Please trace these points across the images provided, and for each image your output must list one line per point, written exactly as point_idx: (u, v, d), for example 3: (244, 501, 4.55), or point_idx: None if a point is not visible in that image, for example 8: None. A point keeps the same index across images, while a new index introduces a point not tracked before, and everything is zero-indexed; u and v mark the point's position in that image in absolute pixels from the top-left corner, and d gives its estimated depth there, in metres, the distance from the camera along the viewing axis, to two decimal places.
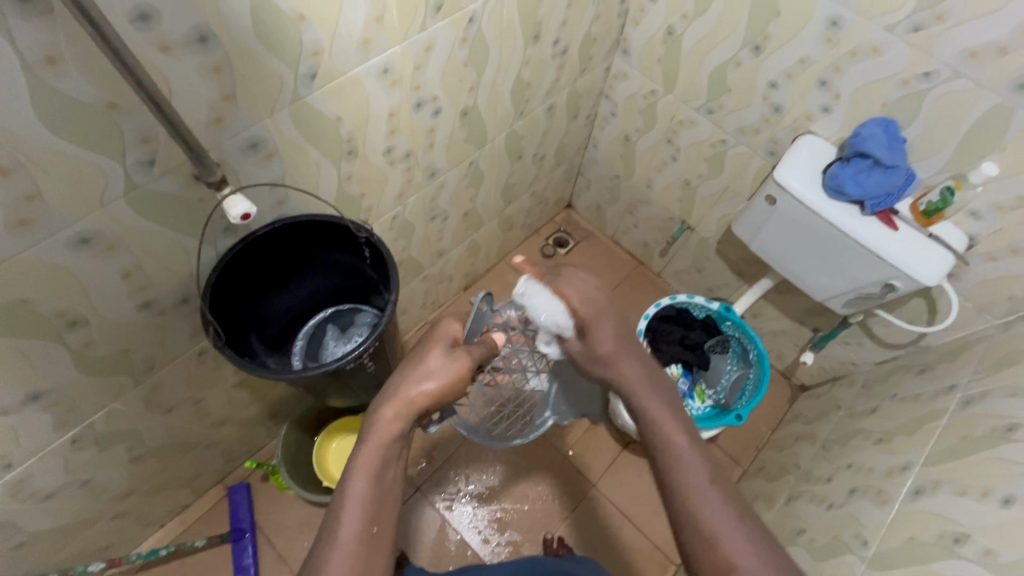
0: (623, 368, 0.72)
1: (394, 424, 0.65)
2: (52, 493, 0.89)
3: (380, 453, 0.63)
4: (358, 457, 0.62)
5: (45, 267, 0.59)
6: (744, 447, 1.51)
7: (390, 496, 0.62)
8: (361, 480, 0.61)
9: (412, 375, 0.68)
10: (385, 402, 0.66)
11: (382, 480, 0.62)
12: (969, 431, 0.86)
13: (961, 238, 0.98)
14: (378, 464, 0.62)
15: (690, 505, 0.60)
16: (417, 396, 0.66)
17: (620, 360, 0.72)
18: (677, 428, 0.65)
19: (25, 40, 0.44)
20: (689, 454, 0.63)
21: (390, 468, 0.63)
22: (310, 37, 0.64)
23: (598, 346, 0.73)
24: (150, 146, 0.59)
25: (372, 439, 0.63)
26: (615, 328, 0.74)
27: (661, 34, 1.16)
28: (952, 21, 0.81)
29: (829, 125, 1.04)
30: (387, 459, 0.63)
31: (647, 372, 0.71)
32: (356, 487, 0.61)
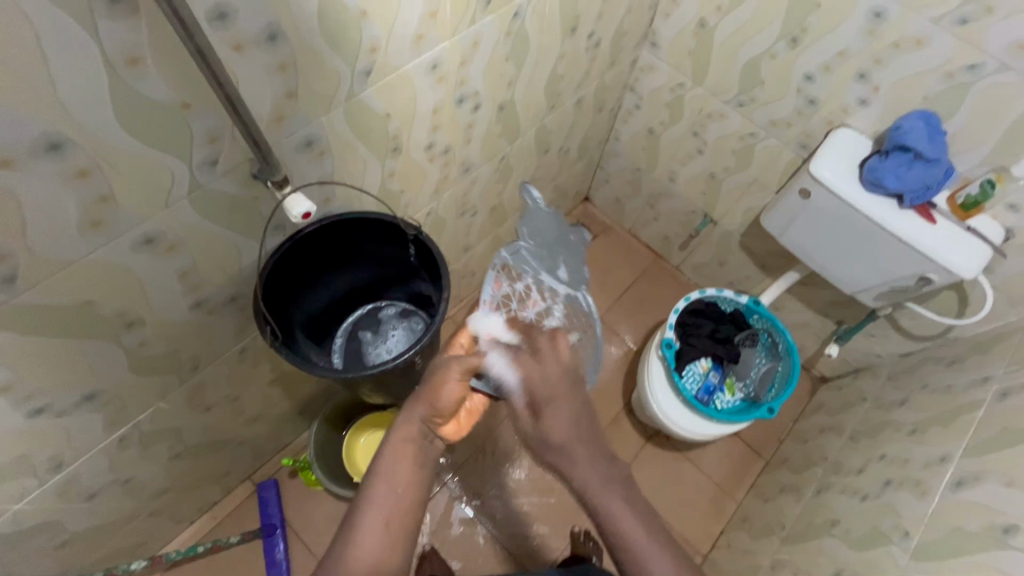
0: (554, 435, 0.73)
1: (408, 426, 0.70)
2: (96, 492, 0.89)
3: (397, 451, 0.68)
4: (380, 463, 0.68)
5: (110, 268, 0.59)
6: (766, 439, 1.53)
7: (411, 494, 0.66)
8: (383, 482, 0.66)
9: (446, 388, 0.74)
10: (409, 406, 0.72)
11: (402, 478, 0.66)
12: (1009, 422, 0.87)
13: (998, 231, 0.99)
14: (395, 465, 0.67)
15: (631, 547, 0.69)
16: (432, 400, 0.72)
17: (582, 469, 0.72)
18: (627, 516, 0.70)
19: (111, 40, 0.43)
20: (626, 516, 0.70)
21: (408, 466, 0.67)
22: (370, 34, 0.63)
23: (551, 434, 0.73)
24: (216, 145, 0.58)
25: (393, 439, 0.70)
26: (567, 419, 0.73)
27: (692, 27, 1.15)
28: (1002, 13, 0.82)
29: (866, 117, 1.03)
30: (404, 463, 0.67)
31: (578, 431, 0.73)
32: (379, 485, 0.65)
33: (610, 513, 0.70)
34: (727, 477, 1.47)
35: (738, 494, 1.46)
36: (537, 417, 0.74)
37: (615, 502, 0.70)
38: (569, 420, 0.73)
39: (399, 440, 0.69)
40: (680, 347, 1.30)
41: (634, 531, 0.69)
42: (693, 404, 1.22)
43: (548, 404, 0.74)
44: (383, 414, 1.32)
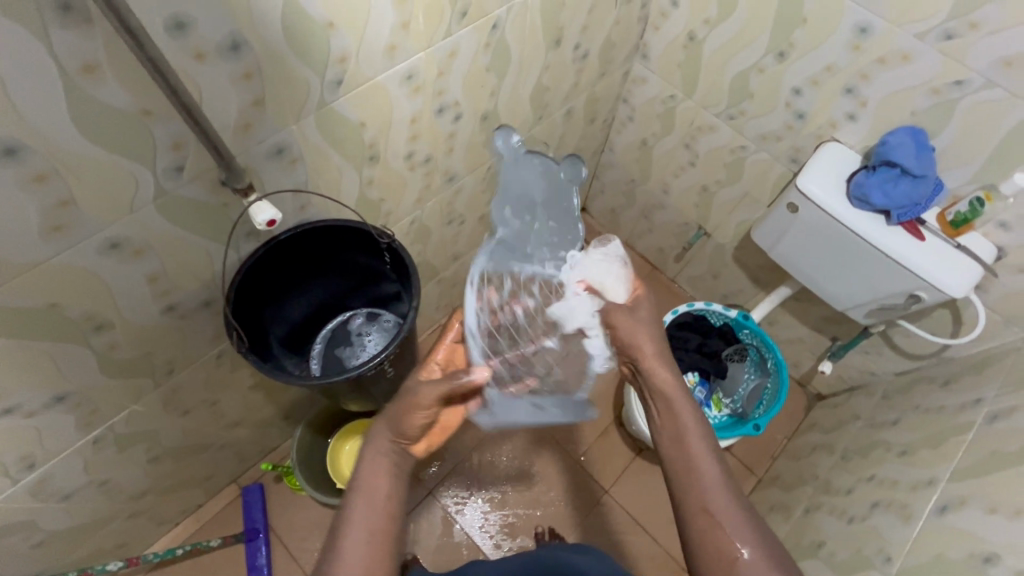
0: (645, 318, 0.70)
1: (383, 444, 0.65)
2: (72, 493, 0.89)
3: (371, 475, 0.62)
4: (355, 485, 0.62)
5: (75, 271, 0.60)
6: (759, 456, 1.50)
7: (390, 519, 0.60)
8: (362, 507, 0.60)
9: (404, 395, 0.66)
10: (376, 425, 0.66)
11: (379, 502, 0.61)
12: (997, 446, 0.84)
13: (990, 249, 0.96)
14: (371, 489, 0.61)
15: (700, 488, 0.62)
16: (402, 420, 0.65)
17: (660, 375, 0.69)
18: (699, 436, 0.65)
19: (63, 48, 0.45)
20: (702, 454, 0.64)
21: (385, 489, 0.62)
22: (339, 43, 0.64)
23: (636, 327, 0.69)
24: (180, 152, 0.59)
25: (367, 461, 0.63)
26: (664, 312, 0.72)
27: (681, 39, 1.15)
28: (986, 29, 0.80)
29: (854, 132, 1.02)
30: (381, 485, 0.62)
31: (660, 334, 0.70)
32: (353, 511, 0.60)
33: (683, 424, 0.66)
34: None
35: None
36: (632, 309, 0.70)
37: (687, 410, 0.67)
38: (655, 325, 0.70)
39: (372, 459, 0.64)
40: None
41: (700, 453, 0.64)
42: None
43: (632, 310, 0.70)
44: (367, 421, 1.31)
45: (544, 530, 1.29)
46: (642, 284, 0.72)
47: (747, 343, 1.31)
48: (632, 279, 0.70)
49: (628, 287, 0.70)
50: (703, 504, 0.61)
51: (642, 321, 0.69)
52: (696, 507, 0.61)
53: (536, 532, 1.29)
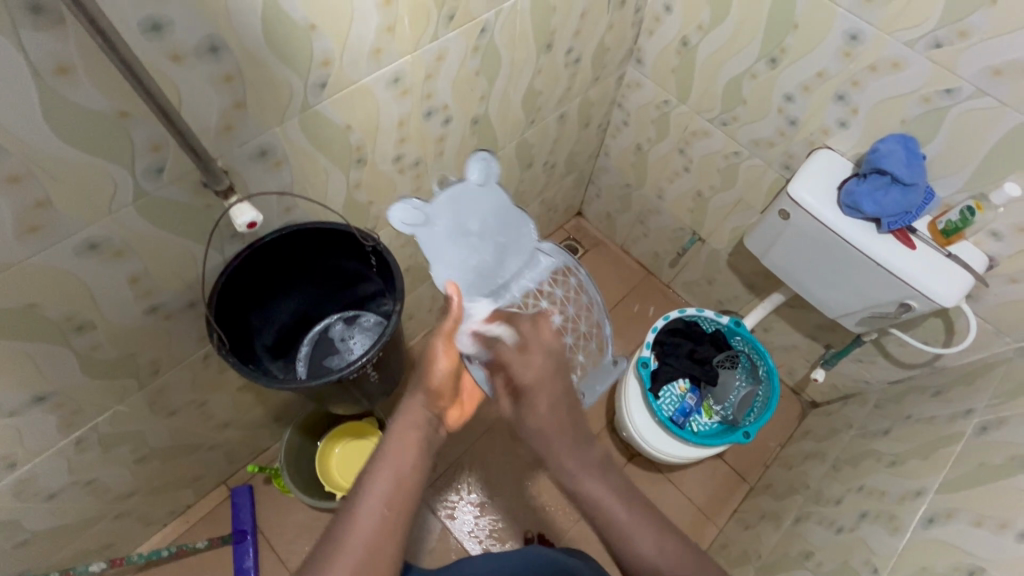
0: (537, 417, 0.66)
1: (414, 412, 0.67)
2: (56, 493, 0.89)
3: (400, 442, 0.65)
4: (384, 447, 0.65)
5: (54, 271, 0.60)
6: (752, 463, 1.49)
7: (410, 488, 0.63)
8: (384, 471, 0.63)
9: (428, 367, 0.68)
10: (409, 395, 0.69)
11: (403, 467, 0.63)
12: (985, 457, 0.83)
13: (981, 259, 0.96)
14: (398, 454, 0.64)
15: (628, 546, 0.63)
16: (433, 386, 0.68)
17: (572, 469, 0.67)
18: (617, 503, 0.65)
19: (36, 50, 0.45)
20: (633, 522, 0.64)
21: (410, 457, 0.64)
22: (321, 46, 0.64)
23: (525, 372, 0.66)
24: (159, 153, 0.59)
25: (397, 427, 0.66)
26: (546, 404, 0.66)
27: (675, 45, 1.15)
28: (975, 37, 0.80)
29: (846, 139, 1.02)
30: (408, 453, 0.64)
31: (561, 413, 0.67)
32: (378, 472, 0.63)
33: (597, 498, 0.66)
34: (709, 501, 1.43)
35: (720, 519, 1.42)
36: (518, 404, 0.67)
37: (596, 485, 0.66)
38: (546, 361, 0.67)
39: (405, 423, 0.66)
40: (657, 366, 1.30)
41: (625, 515, 0.65)
42: (668, 426, 1.20)
43: (530, 392, 0.66)
44: (357, 423, 1.30)
45: (534, 535, 1.28)
46: (535, 351, 0.67)
47: (739, 349, 1.30)
48: (517, 343, 0.66)
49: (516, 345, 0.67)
50: (610, 524, 0.65)
51: (536, 348, 0.67)
52: (630, 560, 0.63)
53: (526, 537, 1.27)
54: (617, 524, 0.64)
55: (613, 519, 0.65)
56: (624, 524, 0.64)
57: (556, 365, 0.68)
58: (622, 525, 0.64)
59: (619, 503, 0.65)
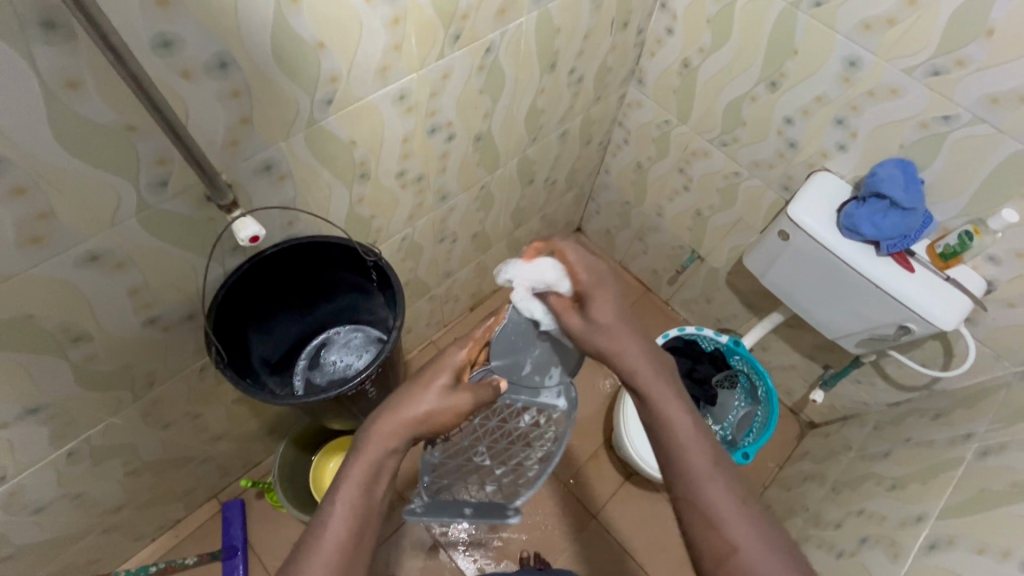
0: (600, 320, 0.61)
1: (390, 440, 0.59)
2: (44, 506, 0.87)
3: (374, 467, 0.59)
4: (353, 465, 0.58)
5: (53, 283, 0.60)
6: (749, 484, 1.48)
7: (375, 513, 0.58)
8: (349, 492, 0.57)
9: (413, 392, 0.62)
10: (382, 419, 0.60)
11: (374, 494, 0.58)
12: (986, 483, 0.82)
13: (979, 283, 0.96)
14: (367, 479, 0.58)
15: (676, 455, 0.57)
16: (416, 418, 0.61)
17: (625, 340, 0.61)
18: (687, 428, 0.58)
19: (48, 65, 0.46)
20: (693, 446, 0.57)
21: (380, 481, 0.59)
22: (329, 64, 0.64)
23: (596, 320, 0.61)
24: (164, 168, 0.60)
25: (367, 453, 0.59)
26: (615, 306, 0.62)
27: (676, 66, 1.16)
28: (973, 66, 0.81)
29: (845, 162, 1.03)
30: (376, 477, 0.59)
31: (625, 315, 0.62)
32: (342, 494, 0.57)
33: (656, 400, 0.59)
34: None
35: None
36: (583, 305, 0.62)
37: (661, 387, 0.60)
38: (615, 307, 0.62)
39: (379, 449, 0.59)
40: None
41: (693, 443, 0.58)
42: None
43: (596, 287, 0.62)
44: (352, 438, 1.29)
45: (529, 555, 1.25)
46: (583, 268, 0.62)
47: (738, 369, 1.31)
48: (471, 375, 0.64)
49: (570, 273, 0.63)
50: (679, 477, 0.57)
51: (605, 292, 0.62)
52: (676, 466, 0.57)
53: (521, 557, 1.25)
54: (675, 421, 0.58)
55: (668, 425, 0.58)
56: (683, 433, 0.58)
57: (607, 282, 0.63)
58: (675, 428, 0.58)
59: (682, 413, 0.59)
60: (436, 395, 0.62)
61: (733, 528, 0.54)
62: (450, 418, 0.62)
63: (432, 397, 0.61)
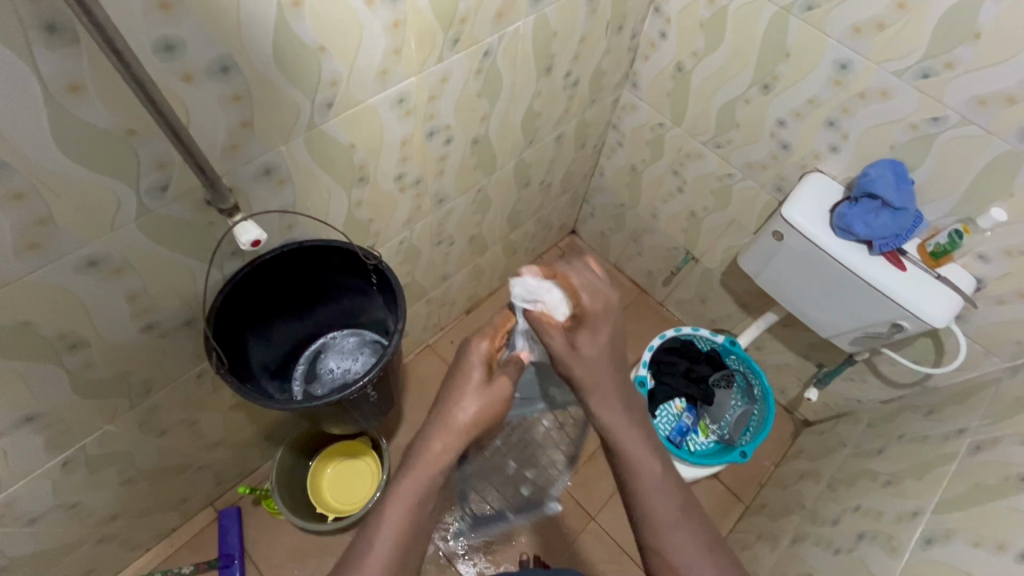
0: (586, 352, 0.65)
1: (439, 453, 0.63)
2: (39, 516, 0.85)
3: (422, 481, 0.61)
4: (400, 482, 0.61)
5: (51, 289, 0.59)
6: (746, 483, 1.49)
7: (423, 531, 0.61)
8: (398, 510, 0.59)
9: (456, 396, 0.66)
10: (431, 435, 0.64)
11: (421, 512, 0.61)
12: (981, 477, 0.84)
13: (969, 280, 0.98)
14: (418, 493, 0.61)
15: (642, 499, 0.61)
16: (462, 424, 0.64)
17: (598, 388, 0.65)
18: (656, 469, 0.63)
19: (49, 69, 0.45)
20: (662, 493, 0.61)
21: (431, 498, 0.62)
22: (329, 68, 0.64)
23: (583, 345, 0.65)
24: (164, 172, 0.59)
25: (420, 467, 0.62)
26: (605, 337, 0.66)
27: (670, 70, 1.17)
28: (961, 69, 0.83)
29: (837, 163, 1.04)
30: (425, 494, 0.61)
31: (614, 349, 0.66)
32: (393, 511, 0.59)
33: (628, 453, 0.63)
34: None
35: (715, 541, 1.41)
36: (573, 330, 0.66)
37: (635, 443, 0.63)
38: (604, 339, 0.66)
39: (431, 464, 0.62)
40: (654, 385, 1.31)
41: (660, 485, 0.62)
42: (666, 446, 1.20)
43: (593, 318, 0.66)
44: (350, 442, 1.29)
45: (529, 557, 1.25)
46: (586, 292, 0.67)
47: (734, 368, 1.32)
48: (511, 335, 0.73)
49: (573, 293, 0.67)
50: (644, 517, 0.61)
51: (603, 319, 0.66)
52: (642, 513, 0.61)
53: (521, 559, 1.25)
54: (642, 465, 0.62)
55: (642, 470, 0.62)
56: (652, 478, 0.62)
57: (608, 316, 0.67)
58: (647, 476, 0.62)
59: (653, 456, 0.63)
60: (475, 395, 0.66)
61: (691, 572, 0.58)
62: (489, 419, 0.66)
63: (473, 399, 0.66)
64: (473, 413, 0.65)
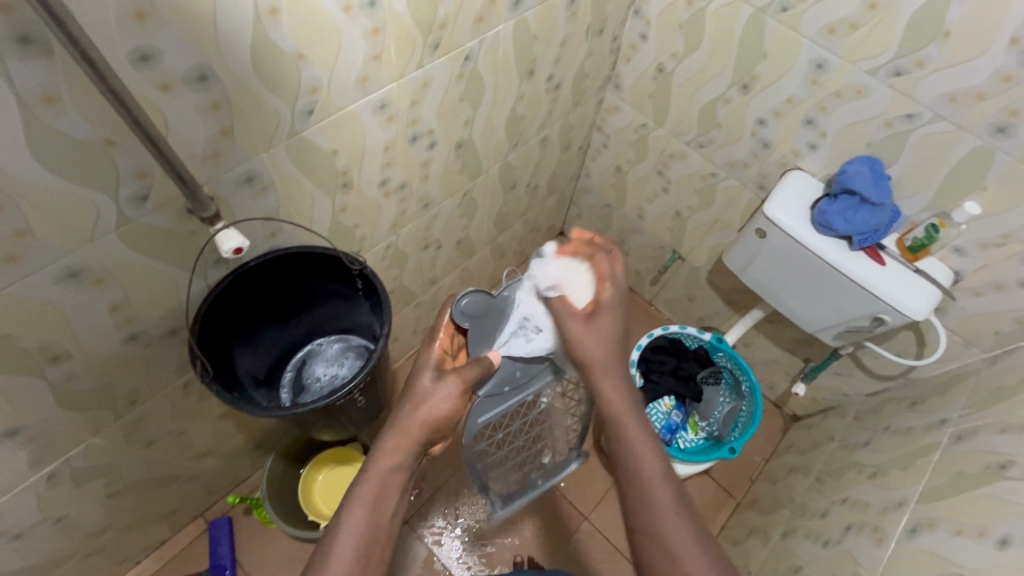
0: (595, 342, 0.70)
1: (396, 454, 0.66)
2: (24, 532, 0.84)
3: (382, 482, 0.63)
4: (363, 484, 0.63)
5: (31, 301, 0.59)
6: (737, 479, 1.50)
7: (385, 534, 0.62)
8: (360, 509, 0.61)
9: (410, 397, 0.69)
10: (388, 435, 0.67)
11: (383, 512, 0.62)
12: (963, 466, 0.85)
13: (946, 273, 1.00)
14: (379, 498, 0.62)
15: (644, 489, 0.62)
16: (417, 421, 0.67)
17: (602, 380, 0.69)
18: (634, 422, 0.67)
19: (24, 82, 0.45)
20: (644, 449, 0.65)
21: (392, 498, 0.63)
22: (309, 75, 0.65)
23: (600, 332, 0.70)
24: (144, 181, 0.59)
25: (378, 467, 0.64)
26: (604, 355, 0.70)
27: (651, 71, 1.19)
28: (932, 67, 0.85)
29: (816, 161, 1.06)
30: (386, 494, 0.63)
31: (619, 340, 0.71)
32: (354, 513, 0.61)
33: (632, 443, 0.65)
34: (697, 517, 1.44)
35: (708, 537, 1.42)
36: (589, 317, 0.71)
37: (638, 433, 0.66)
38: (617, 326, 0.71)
39: (389, 463, 0.65)
40: (643, 384, 1.32)
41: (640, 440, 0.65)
42: None
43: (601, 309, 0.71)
44: (341, 449, 1.28)
45: (523, 559, 1.25)
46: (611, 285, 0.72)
47: (722, 365, 1.33)
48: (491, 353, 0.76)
49: (597, 282, 0.73)
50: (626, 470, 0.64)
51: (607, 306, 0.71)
52: (641, 502, 0.62)
53: (515, 561, 1.25)
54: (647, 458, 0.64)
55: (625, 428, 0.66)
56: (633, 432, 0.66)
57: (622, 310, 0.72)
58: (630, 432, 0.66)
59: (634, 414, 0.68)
60: (428, 389, 0.70)
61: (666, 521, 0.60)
62: (445, 416, 0.69)
63: (441, 393, 0.69)
64: (428, 409, 0.68)
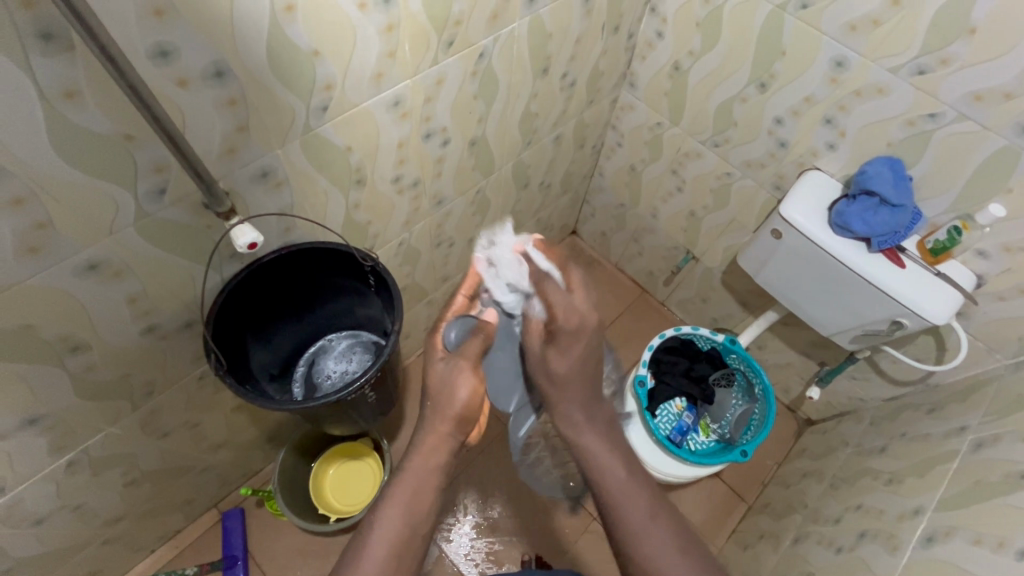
0: (555, 369, 0.69)
1: (432, 453, 0.66)
2: (44, 517, 0.86)
3: (416, 481, 0.65)
4: (395, 484, 0.65)
5: (51, 292, 0.60)
6: (749, 482, 1.49)
7: (420, 531, 0.64)
8: (394, 507, 0.63)
9: (440, 390, 0.68)
10: (423, 431, 0.67)
11: (417, 509, 0.64)
12: (981, 475, 0.83)
13: (969, 277, 0.98)
14: (412, 498, 0.64)
15: (632, 538, 0.62)
16: (456, 415, 0.67)
17: (568, 399, 0.69)
18: (620, 467, 0.66)
19: (45, 77, 0.46)
20: (633, 501, 0.64)
21: (428, 495, 0.65)
22: (324, 71, 0.65)
23: (555, 368, 0.68)
24: (161, 176, 0.60)
25: (414, 465, 0.66)
26: (573, 358, 0.68)
27: (667, 69, 1.18)
28: (956, 64, 0.82)
29: (835, 161, 1.04)
30: (421, 493, 0.64)
31: (586, 370, 0.69)
32: (389, 515, 0.62)
33: (607, 475, 0.66)
34: (706, 520, 1.43)
35: (718, 540, 1.41)
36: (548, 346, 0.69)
37: (620, 467, 0.66)
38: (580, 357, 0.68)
39: (423, 461, 0.66)
40: (654, 385, 1.32)
41: (627, 486, 0.65)
42: (666, 445, 1.20)
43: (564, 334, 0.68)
44: (352, 444, 1.29)
45: (531, 558, 1.25)
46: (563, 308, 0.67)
47: (735, 367, 1.32)
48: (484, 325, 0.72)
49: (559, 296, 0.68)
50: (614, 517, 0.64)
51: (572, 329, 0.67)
52: (626, 544, 0.62)
53: (523, 560, 1.25)
54: (610, 471, 0.66)
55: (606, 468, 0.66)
56: (620, 487, 0.65)
57: (580, 333, 0.68)
58: (612, 474, 0.66)
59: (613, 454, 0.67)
60: (451, 381, 0.68)
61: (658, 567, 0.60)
62: (471, 403, 0.68)
63: (466, 381, 0.68)
64: (463, 400, 0.67)
